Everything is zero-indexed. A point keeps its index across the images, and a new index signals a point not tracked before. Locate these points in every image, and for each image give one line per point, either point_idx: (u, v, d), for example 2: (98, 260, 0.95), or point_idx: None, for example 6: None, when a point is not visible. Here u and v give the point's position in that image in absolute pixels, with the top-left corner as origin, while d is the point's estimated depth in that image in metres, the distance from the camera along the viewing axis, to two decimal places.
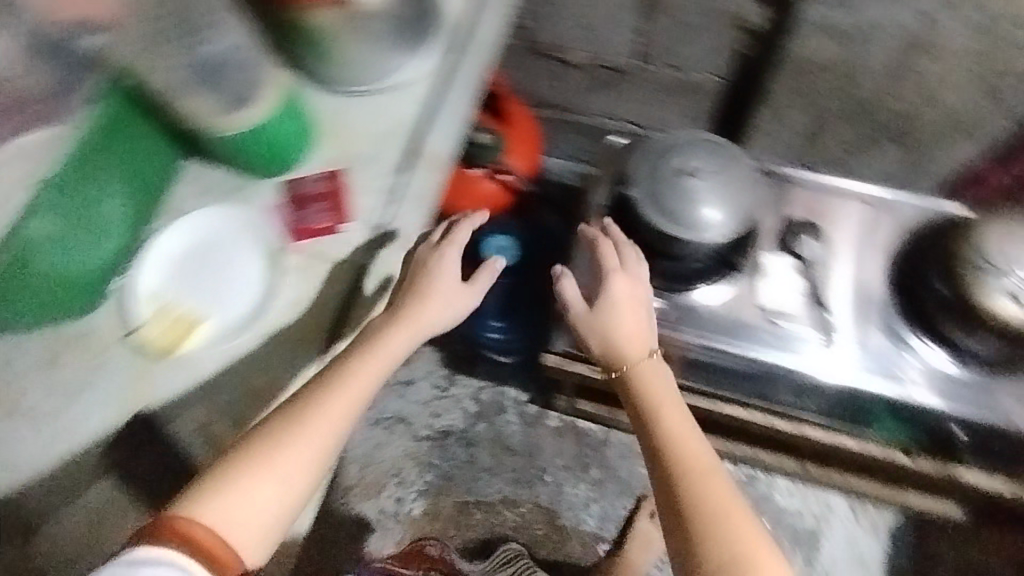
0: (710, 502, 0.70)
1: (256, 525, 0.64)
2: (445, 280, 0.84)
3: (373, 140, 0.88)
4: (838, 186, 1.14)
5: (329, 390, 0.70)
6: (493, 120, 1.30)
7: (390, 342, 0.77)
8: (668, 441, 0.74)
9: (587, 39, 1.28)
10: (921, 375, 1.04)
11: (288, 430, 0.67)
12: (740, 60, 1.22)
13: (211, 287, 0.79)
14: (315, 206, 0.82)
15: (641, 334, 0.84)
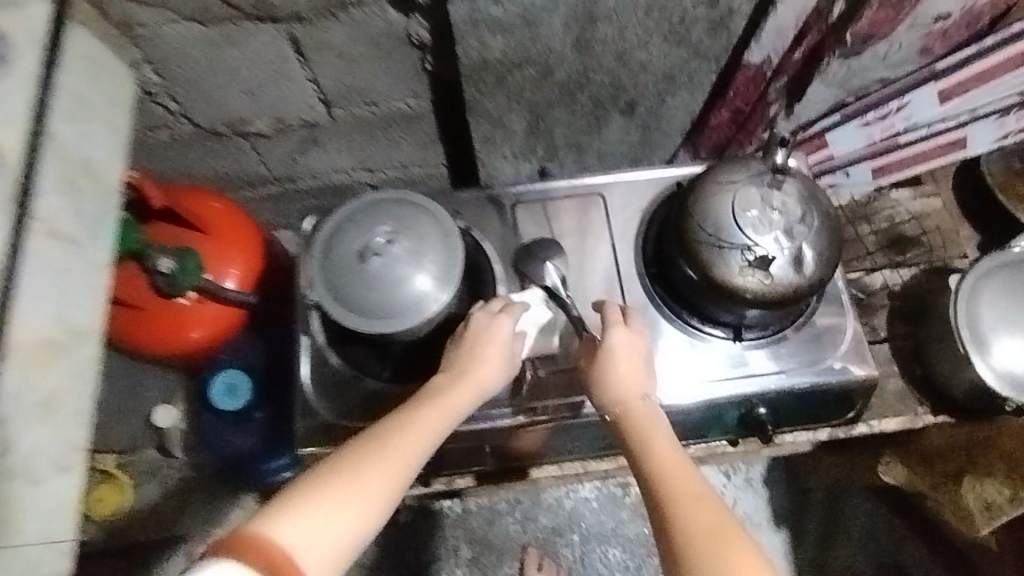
0: (681, 494, 0.66)
1: (319, 554, 0.58)
2: (492, 347, 0.77)
3: None
4: (561, 187, 0.95)
5: (401, 439, 0.66)
6: (173, 236, 1.06)
7: (433, 418, 0.70)
8: (645, 451, 0.71)
9: (258, 100, 1.07)
10: (749, 363, 0.86)
11: (359, 463, 0.63)
12: (431, 77, 1.05)
13: None
14: None
15: (636, 377, 0.78)
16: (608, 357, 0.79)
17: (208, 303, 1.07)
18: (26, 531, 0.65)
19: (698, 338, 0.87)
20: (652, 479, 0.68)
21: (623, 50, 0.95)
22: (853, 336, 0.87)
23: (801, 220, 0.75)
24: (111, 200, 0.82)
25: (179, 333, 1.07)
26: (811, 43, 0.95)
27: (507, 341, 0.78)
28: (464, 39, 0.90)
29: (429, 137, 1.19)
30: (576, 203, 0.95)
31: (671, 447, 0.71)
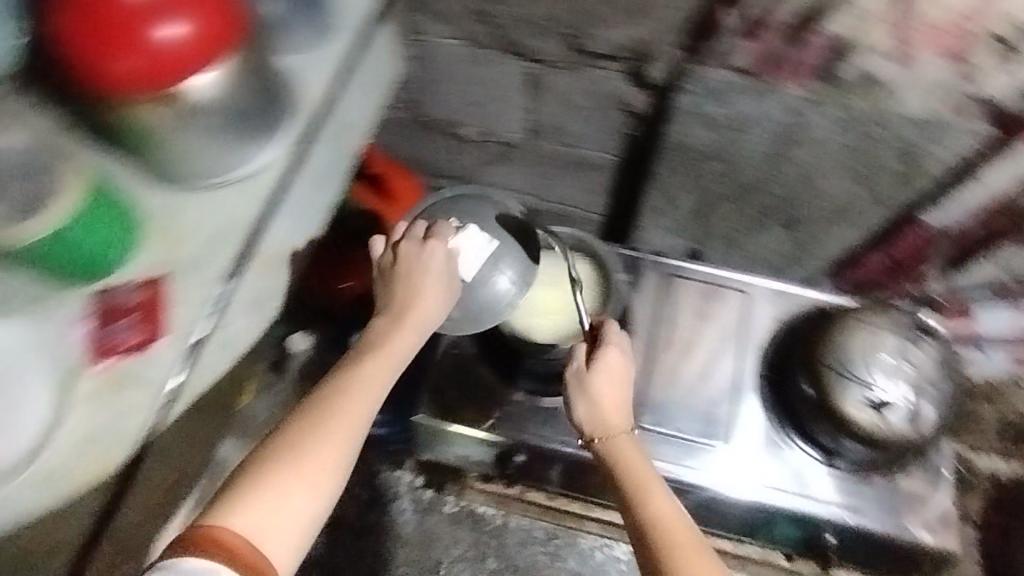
0: (684, 556, 0.64)
1: (286, 525, 0.62)
2: (428, 277, 0.80)
3: (194, 241, 0.77)
4: (715, 276, 1.04)
5: (351, 389, 0.71)
6: (377, 199, 1.24)
7: (399, 332, 0.77)
8: (643, 496, 0.70)
9: (475, 115, 1.22)
10: (825, 488, 0.93)
11: (320, 423, 0.67)
12: (628, 142, 1.17)
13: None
14: (122, 323, 0.71)
15: (623, 404, 0.78)
16: (587, 377, 0.79)
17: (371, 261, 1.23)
18: None
19: (788, 449, 0.94)
20: (647, 532, 0.68)
21: (808, 174, 1.03)
22: (937, 502, 0.92)
23: (929, 380, 0.81)
24: (347, 157, 0.97)
25: (342, 280, 1.24)
26: (989, 226, 1.03)
27: (441, 270, 0.81)
28: (674, 124, 1.01)
29: (599, 187, 1.31)
30: (721, 293, 1.03)
31: (660, 494, 0.70)
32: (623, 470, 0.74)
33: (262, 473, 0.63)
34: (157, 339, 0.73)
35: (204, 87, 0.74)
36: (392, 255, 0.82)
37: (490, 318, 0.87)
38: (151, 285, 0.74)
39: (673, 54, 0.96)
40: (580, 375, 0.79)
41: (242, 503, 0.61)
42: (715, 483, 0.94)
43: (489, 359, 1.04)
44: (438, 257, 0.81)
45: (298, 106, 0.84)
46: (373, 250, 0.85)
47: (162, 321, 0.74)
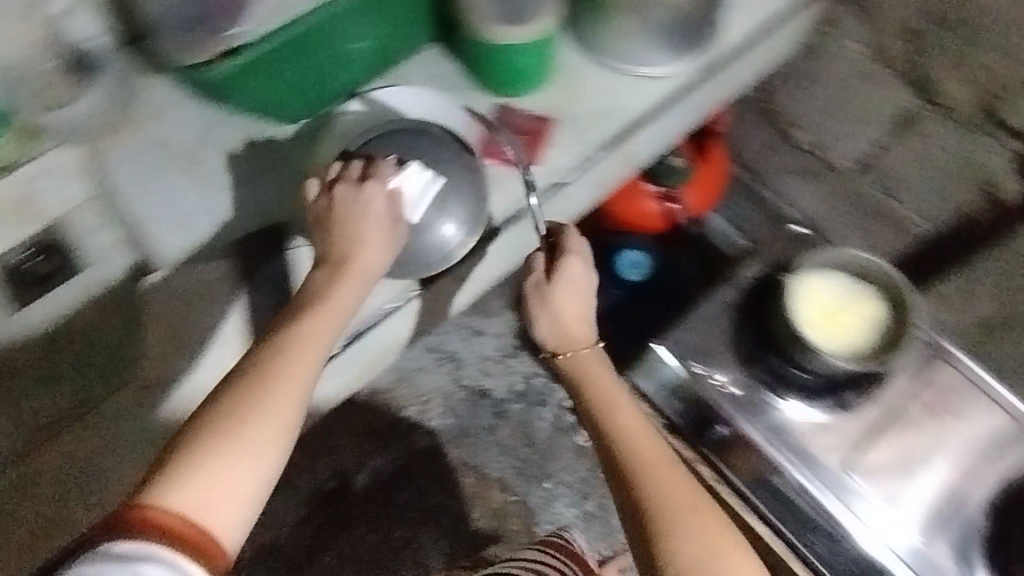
0: (695, 522, 0.69)
1: (224, 495, 0.56)
2: (376, 202, 0.73)
3: (588, 106, 0.92)
4: (997, 393, 0.99)
5: (296, 346, 0.64)
6: (693, 153, 1.31)
7: (345, 285, 0.70)
8: (632, 444, 0.76)
9: (821, 129, 1.28)
10: None
11: (252, 392, 0.60)
12: (953, 224, 1.21)
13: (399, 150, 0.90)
14: (513, 137, 0.89)
15: (585, 330, 0.85)
16: (553, 295, 0.82)
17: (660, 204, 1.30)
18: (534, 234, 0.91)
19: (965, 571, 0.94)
20: (644, 491, 0.71)
21: None
22: None
23: None
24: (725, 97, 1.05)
25: (626, 208, 1.30)
26: None
27: (383, 214, 0.73)
28: None
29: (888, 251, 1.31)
30: (991, 408, 0.98)
31: (663, 453, 0.75)
32: (603, 404, 0.80)
33: (197, 452, 0.57)
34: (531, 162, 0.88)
35: None
36: (327, 191, 0.74)
37: (418, 271, 0.82)
38: (541, 120, 0.91)
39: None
40: (549, 288, 0.82)
41: (174, 481, 0.55)
42: (875, 552, 0.95)
43: (734, 334, 1.04)
44: (377, 200, 0.73)
45: (714, 45, 0.97)
46: (310, 188, 0.76)
47: (540, 151, 0.89)
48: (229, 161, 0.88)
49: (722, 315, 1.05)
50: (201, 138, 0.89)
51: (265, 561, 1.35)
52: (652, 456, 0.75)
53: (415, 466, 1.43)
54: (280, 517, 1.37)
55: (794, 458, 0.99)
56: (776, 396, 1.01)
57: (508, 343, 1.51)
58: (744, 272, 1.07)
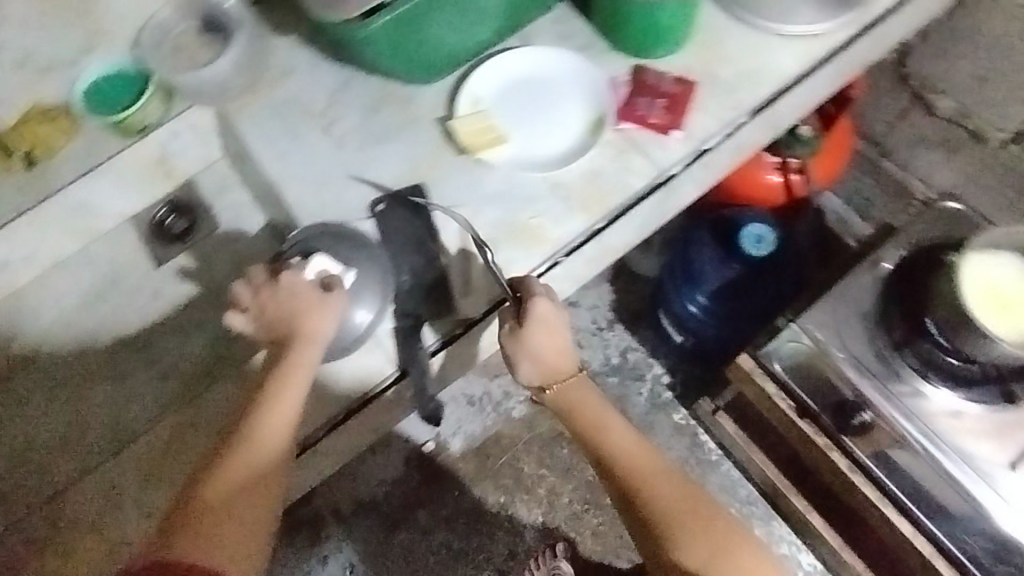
0: (709, 535, 0.69)
1: (228, 538, 0.62)
2: (315, 308, 0.71)
3: (730, 67, 0.85)
4: None
5: (280, 388, 0.69)
6: (822, 123, 1.20)
7: (303, 358, 0.70)
8: (642, 480, 0.73)
9: (968, 97, 1.12)
10: None
11: (249, 438, 0.67)
12: None
13: (541, 109, 0.84)
14: (654, 99, 0.82)
15: (563, 349, 0.77)
16: (526, 336, 0.74)
17: (781, 176, 1.20)
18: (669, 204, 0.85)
19: None
20: (651, 519, 0.71)
21: None
22: None
23: None
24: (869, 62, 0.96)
25: (741, 179, 1.21)
26: None
27: (317, 292, 0.72)
28: None
29: None
30: None
31: (665, 476, 0.73)
32: (592, 429, 0.77)
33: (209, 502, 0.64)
34: (672, 129, 0.82)
35: None
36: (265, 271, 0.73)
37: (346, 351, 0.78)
38: (684, 82, 0.83)
39: None
40: (534, 317, 0.74)
41: (210, 533, 0.62)
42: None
43: (874, 317, 0.99)
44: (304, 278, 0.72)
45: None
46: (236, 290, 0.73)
47: (683, 117, 0.82)
48: (357, 119, 0.86)
49: (860, 298, 1.00)
50: (330, 100, 0.88)
51: (366, 515, 1.38)
52: (650, 474, 0.73)
53: (510, 433, 1.41)
54: (379, 475, 1.39)
55: (948, 450, 0.94)
56: (920, 378, 0.96)
57: (605, 314, 1.37)
58: (882, 258, 1.00)
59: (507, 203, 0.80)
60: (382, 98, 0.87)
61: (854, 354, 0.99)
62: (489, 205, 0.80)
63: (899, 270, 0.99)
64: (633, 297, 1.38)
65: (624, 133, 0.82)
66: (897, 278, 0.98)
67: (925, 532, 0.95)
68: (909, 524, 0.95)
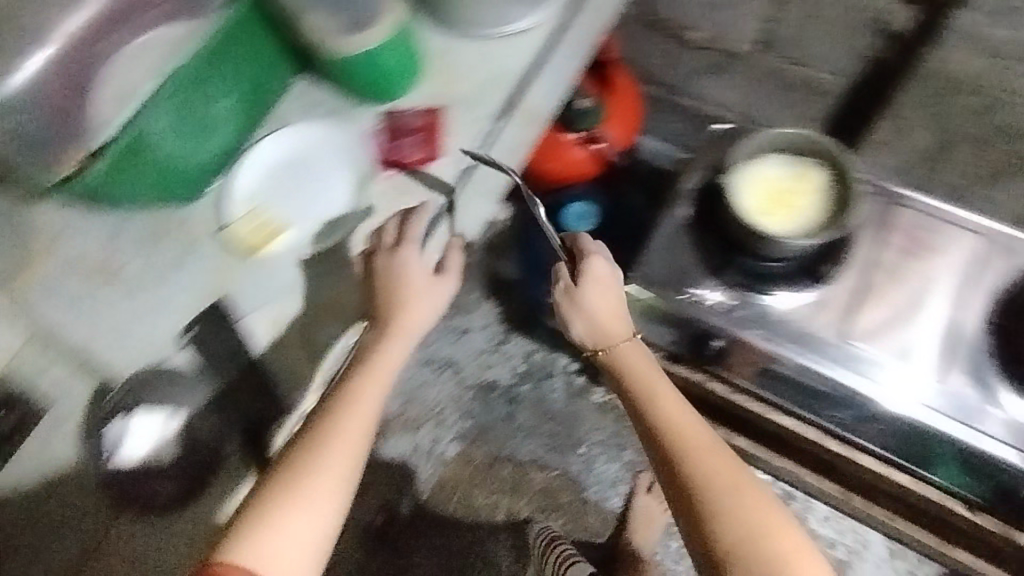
0: (755, 511, 0.75)
1: (288, 552, 0.70)
2: (361, 370, 0.80)
3: (468, 83, 0.88)
4: (962, 219, 1.05)
5: (366, 378, 0.80)
6: (601, 90, 1.28)
7: (376, 387, 0.80)
8: (684, 456, 0.79)
9: (710, 20, 1.27)
10: (1000, 423, 0.98)
11: (325, 441, 0.75)
12: (872, 68, 1.23)
13: (308, 183, 0.86)
14: (409, 139, 0.85)
15: (618, 315, 0.90)
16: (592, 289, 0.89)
17: (583, 148, 1.26)
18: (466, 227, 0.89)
19: (985, 388, 0.99)
20: (696, 488, 0.77)
21: None
22: None
23: None
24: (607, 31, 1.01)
25: (550, 161, 1.27)
26: None
27: (405, 326, 0.83)
28: None
29: (823, 113, 1.31)
30: (951, 231, 1.06)
31: (718, 451, 0.79)
32: (641, 384, 0.85)
33: (270, 511, 0.71)
34: (433, 158, 0.85)
35: None
36: (403, 226, 0.82)
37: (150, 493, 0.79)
38: (428, 113, 0.86)
39: None
40: (598, 276, 0.89)
41: (265, 543, 0.69)
42: (893, 402, 1.00)
43: (695, 252, 1.03)
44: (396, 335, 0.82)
45: None
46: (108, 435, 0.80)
47: (438, 145, 0.85)
48: (140, 259, 0.83)
49: (678, 236, 1.04)
50: (106, 248, 0.84)
51: None
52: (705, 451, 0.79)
53: (453, 474, 1.53)
54: (352, 553, 1.48)
55: (800, 348, 1.02)
56: (753, 295, 1.02)
57: (497, 330, 1.60)
58: (685, 183, 1.04)
59: (309, 285, 0.82)
60: (156, 228, 0.85)
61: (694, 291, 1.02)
62: (293, 293, 0.81)
63: (699, 200, 1.03)
64: (515, 303, 1.60)
65: (394, 178, 0.86)
66: (701, 209, 1.03)
67: (811, 420, 1.10)
68: (794, 418, 1.11)
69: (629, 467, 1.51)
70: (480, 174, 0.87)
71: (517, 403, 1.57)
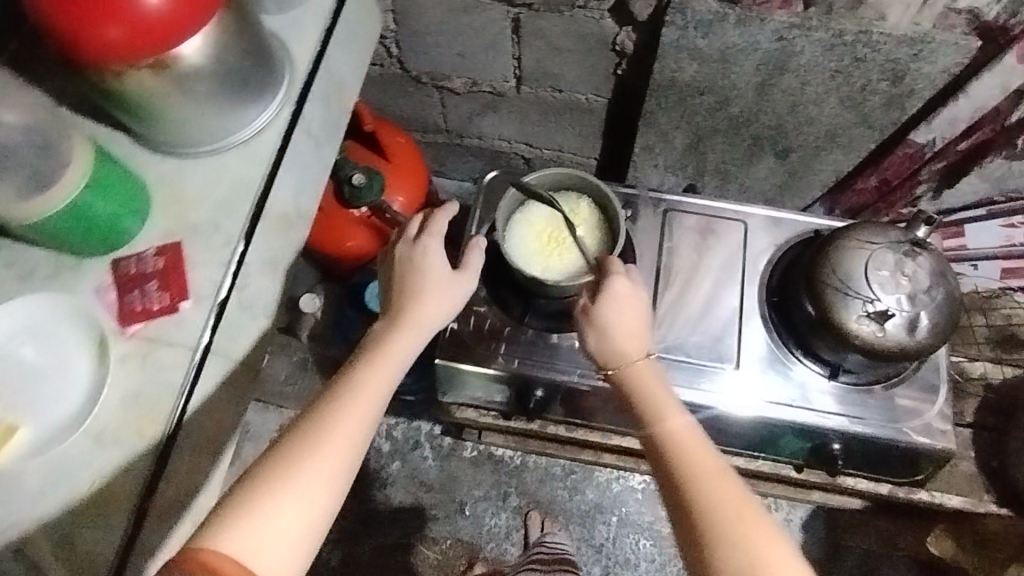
0: (758, 538, 0.64)
1: (267, 551, 0.60)
2: (363, 398, 0.69)
3: (201, 207, 0.81)
4: (720, 208, 1.07)
5: (371, 369, 0.72)
6: (376, 159, 1.27)
7: (376, 389, 0.71)
8: (685, 462, 0.69)
9: (464, 69, 1.24)
10: (809, 395, 0.96)
11: (342, 399, 0.69)
12: (618, 85, 1.19)
13: (41, 363, 0.71)
14: (148, 286, 0.76)
15: (640, 335, 0.81)
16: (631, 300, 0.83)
17: (374, 219, 1.25)
18: (237, 362, 0.81)
19: (786, 363, 0.98)
20: (699, 503, 0.66)
21: (798, 101, 1.05)
22: (942, 406, 0.94)
23: (926, 291, 0.82)
24: (343, 116, 1.01)
25: (346, 238, 1.27)
26: (980, 138, 1.01)
27: (391, 362, 0.73)
28: (664, 59, 1.02)
29: (595, 130, 1.31)
30: (715, 223, 1.07)
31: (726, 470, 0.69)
32: (643, 397, 0.76)
33: (251, 500, 0.62)
34: (180, 301, 0.76)
35: (194, 55, 0.74)
36: (425, 220, 0.85)
37: None
38: (167, 249, 0.78)
39: (615, 31, 1.07)
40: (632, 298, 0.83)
41: (242, 521, 0.61)
42: (734, 407, 0.97)
43: (496, 310, 1.00)
44: (394, 341, 0.75)
45: (290, 69, 0.89)
46: None
47: (184, 284, 0.77)
48: None
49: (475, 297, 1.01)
50: None
51: None
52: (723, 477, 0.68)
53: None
54: None
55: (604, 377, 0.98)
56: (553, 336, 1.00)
57: None
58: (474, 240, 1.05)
59: (58, 491, 0.67)
60: None
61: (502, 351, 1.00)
62: (43, 505, 0.66)
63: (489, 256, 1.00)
64: None
65: (137, 335, 0.74)
66: (491, 266, 1.00)
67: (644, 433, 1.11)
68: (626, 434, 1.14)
69: (517, 513, 1.48)
70: (234, 303, 0.79)
71: (391, 483, 1.50)
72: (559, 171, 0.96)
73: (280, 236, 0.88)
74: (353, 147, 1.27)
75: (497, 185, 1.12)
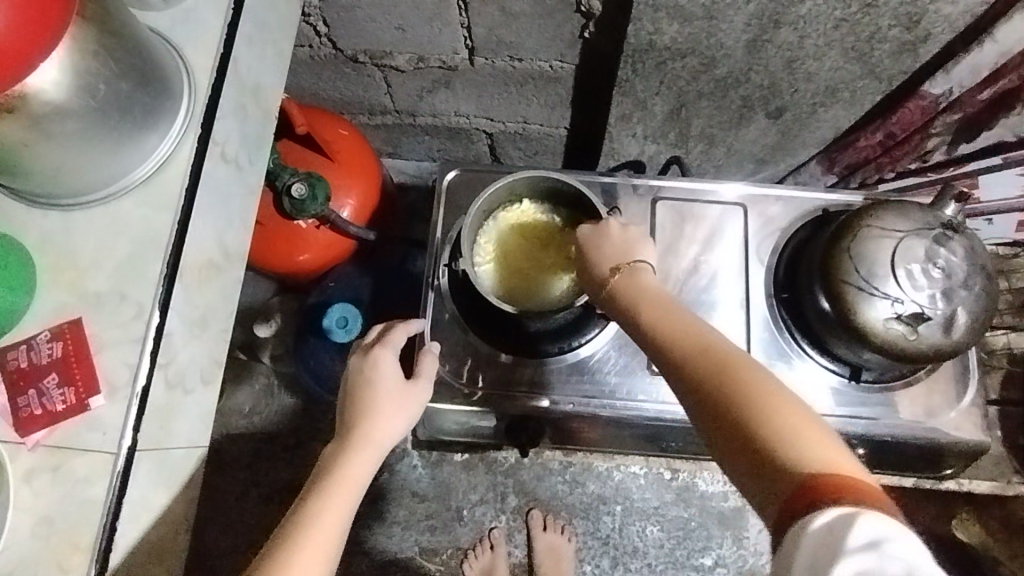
0: (783, 416, 0.54)
1: None
2: (325, 526, 0.62)
3: (102, 271, 0.66)
4: (711, 191, 0.98)
5: (323, 509, 0.63)
6: (320, 160, 1.11)
7: (335, 516, 0.63)
8: (686, 350, 0.60)
9: (408, 43, 1.06)
10: (825, 396, 0.89)
11: (293, 542, 0.60)
12: (584, 50, 1.02)
13: None
14: (48, 383, 0.62)
15: (628, 251, 0.72)
16: (605, 231, 0.75)
17: (324, 229, 1.11)
18: (172, 449, 0.68)
19: (799, 358, 0.90)
20: (713, 389, 0.57)
21: (796, 57, 0.90)
22: (968, 399, 0.89)
23: (961, 284, 0.75)
24: (268, 125, 0.85)
25: (296, 252, 1.11)
26: (1004, 87, 0.88)
27: (348, 488, 0.66)
28: (639, 21, 0.85)
29: (561, 100, 1.15)
30: (710, 210, 0.97)
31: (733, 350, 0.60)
32: (637, 302, 0.66)
33: None
34: (88, 399, 0.62)
35: (51, 85, 0.58)
36: (383, 332, 0.81)
37: None
38: (65, 332, 0.64)
39: None
40: (604, 229, 0.75)
41: None
42: None
43: (477, 337, 0.92)
44: (350, 466, 0.67)
45: (190, 83, 0.72)
46: None
47: (93, 375, 0.63)
48: None
49: (454, 322, 0.93)
50: None
51: None
52: (719, 361, 0.58)
53: None
54: None
55: (601, 399, 0.92)
56: (542, 361, 0.92)
57: None
58: (445, 257, 0.94)
59: None
60: None
61: (486, 380, 0.92)
62: None
63: (464, 280, 0.92)
64: None
65: (42, 444, 0.62)
66: (467, 290, 0.92)
67: (650, 438, 1.06)
68: (633, 439, 1.08)
69: (518, 515, 1.35)
70: (160, 385, 0.66)
71: (380, 498, 1.35)
72: (478, 201, 0.86)
73: (209, 289, 0.73)
74: (289, 148, 1.12)
75: (458, 188, 0.99)
